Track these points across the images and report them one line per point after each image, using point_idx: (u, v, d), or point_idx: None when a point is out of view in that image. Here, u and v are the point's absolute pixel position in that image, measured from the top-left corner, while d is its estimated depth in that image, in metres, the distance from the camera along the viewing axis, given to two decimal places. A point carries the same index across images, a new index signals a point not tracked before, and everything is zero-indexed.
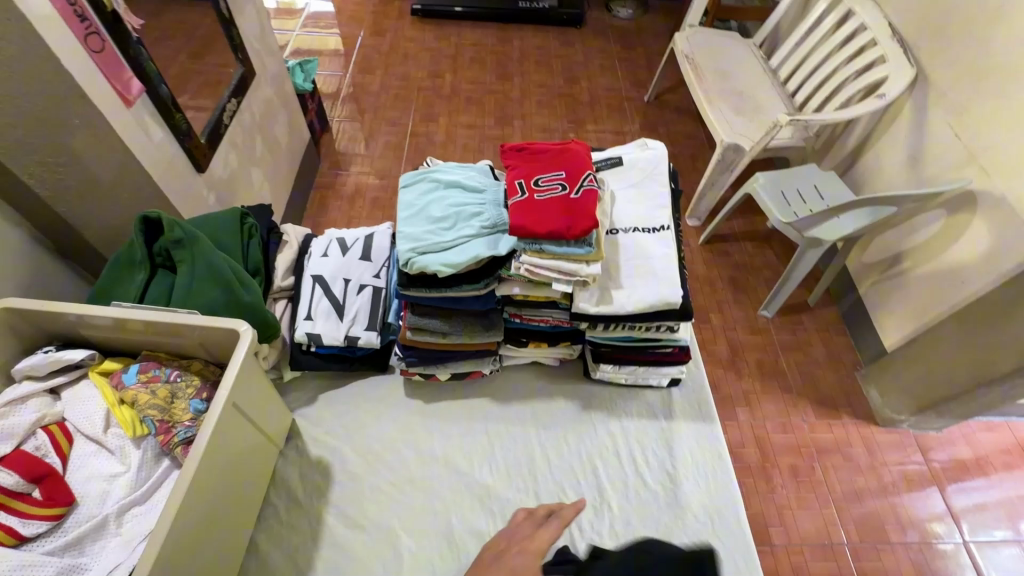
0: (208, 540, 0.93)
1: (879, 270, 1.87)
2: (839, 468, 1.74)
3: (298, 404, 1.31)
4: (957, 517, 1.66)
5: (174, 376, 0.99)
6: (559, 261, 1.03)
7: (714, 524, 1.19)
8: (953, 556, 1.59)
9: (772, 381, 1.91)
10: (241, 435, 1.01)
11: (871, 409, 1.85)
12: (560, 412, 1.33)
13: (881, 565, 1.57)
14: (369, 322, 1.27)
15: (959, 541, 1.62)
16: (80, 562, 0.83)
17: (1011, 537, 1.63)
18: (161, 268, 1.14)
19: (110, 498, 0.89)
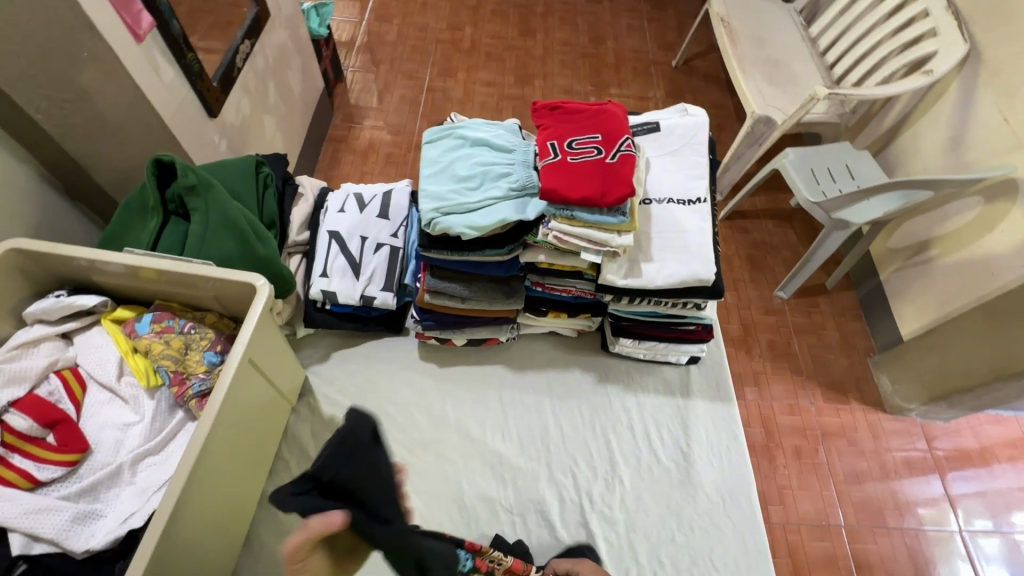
0: (223, 493, 0.93)
1: (903, 256, 1.81)
2: (842, 452, 1.73)
3: (310, 361, 1.29)
4: (954, 504, 1.66)
5: (188, 328, 0.97)
6: (590, 229, 0.98)
7: (726, 504, 1.18)
8: (946, 542, 1.60)
9: (784, 363, 1.88)
10: (255, 391, 0.99)
11: (881, 396, 1.83)
12: (575, 384, 1.31)
13: (875, 548, 1.59)
14: (385, 282, 1.24)
15: (954, 529, 1.62)
16: (95, 508, 0.82)
17: (1005, 527, 1.63)
18: (175, 216, 1.10)
19: (124, 447, 0.88)
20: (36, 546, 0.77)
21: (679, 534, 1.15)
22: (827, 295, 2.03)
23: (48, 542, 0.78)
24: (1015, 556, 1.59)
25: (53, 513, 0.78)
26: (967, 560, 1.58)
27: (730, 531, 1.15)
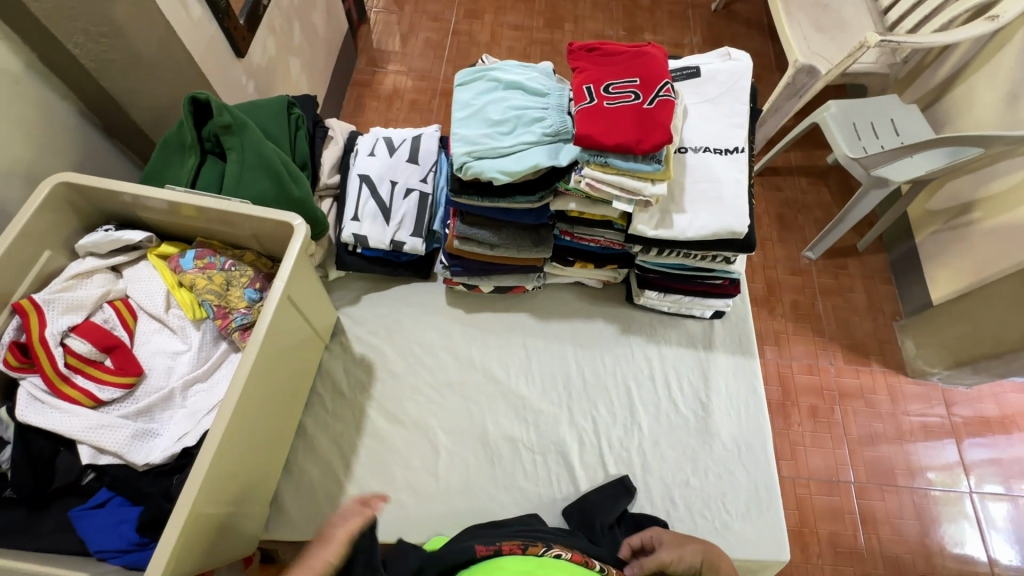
0: (265, 419, 0.99)
1: (943, 218, 1.75)
2: (858, 413, 1.75)
3: (342, 303, 1.33)
4: (968, 468, 1.68)
5: (229, 265, 1.01)
6: (623, 177, 0.97)
7: (740, 453, 1.22)
8: (955, 504, 1.63)
9: (807, 323, 1.88)
10: (294, 327, 1.04)
11: (903, 359, 1.83)
12: (598, 333, 1.33)
13: (883, 504, 1.63)
14: (414, 228, 1.25)
15: (964, 491, 1.65)
16: (152, 427, 0.89)
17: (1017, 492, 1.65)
18: (211, 155, 1.11)
19: (175, 373, 0.94)
20: (102, 457, 0.84)
21: (693, 478, 1.19)
22: (857, 257, 1.98)
23: (113, 454, 0.85)
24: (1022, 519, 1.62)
25: (116, 430, 0.85)
26: (974, 522, 1.61)
27: (743, 479, 1.19)
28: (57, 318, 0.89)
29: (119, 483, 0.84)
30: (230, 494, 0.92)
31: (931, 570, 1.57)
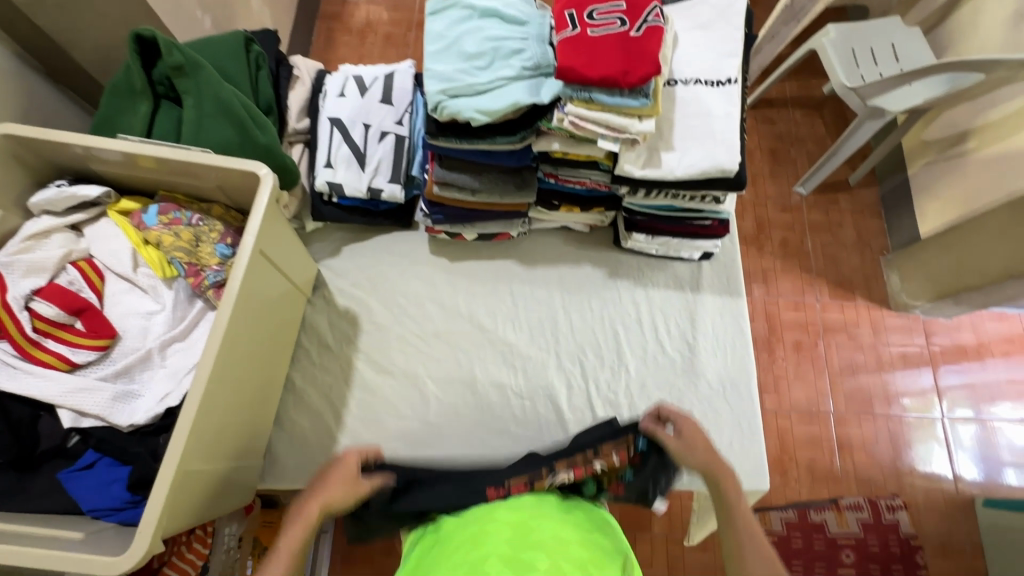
0: (249, 376, 0.98)
1: (938, 148, 1.70)
2: (841, 346, 1.78)
3: (322, 255, 1.29)
4: (941, 393, 1.74)
5: (196, 220, 0.96)
6: (608, 114, 0.91)
7: (725, 391, 1.24)
8: (927, 428, 1.71)
9: (795, 260, 1.87)
10: (271, 283, 1.00)
11: (888, 293, 1.84)
12: (586, 278, 1.32)
13: (859, 431, 1.70)
14: (392, 174, 1.19)
15: (937, 416, 1.72)
16: (133, 388, 0.87)
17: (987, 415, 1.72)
18: (166, 100, 1.03)
19: (151, 334, 0.91)
20: (84, 420, 0.84)
21: None
22: (847, 191, 1.95)
23: (95, 417, 0.84)
24: (989, 439, 1.71)
25: (95, 393, 0.84)
26: (943, 444, 1.70)
27: (727, 416, 1.22)
28: (19, 281, 0.86)
29: (106, 444, 0.83)
30: (219, 450, 0.92)
31: (901, 488, 1.66)
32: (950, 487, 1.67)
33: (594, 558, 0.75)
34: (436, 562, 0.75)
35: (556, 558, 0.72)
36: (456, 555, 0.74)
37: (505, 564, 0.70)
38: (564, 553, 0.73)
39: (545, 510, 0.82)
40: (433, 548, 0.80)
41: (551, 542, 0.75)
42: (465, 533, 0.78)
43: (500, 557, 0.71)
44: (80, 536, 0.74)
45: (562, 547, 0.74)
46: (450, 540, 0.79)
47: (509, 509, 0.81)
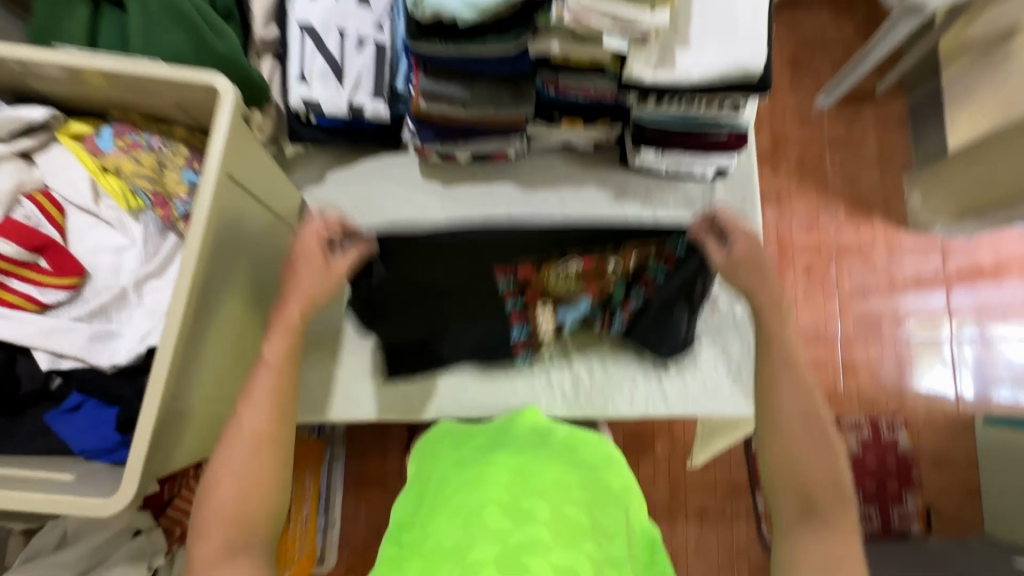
0: (233, 314, 0.92)
1: (978, 50, 1.49)
2: (854, 269, 1.80)
3: (306, 183, 1.20)
4: (953, 313, 1.78)
5: (157, 144, 0.87)
6: (614, 4, 0.79)
7: (736, 318, 1.19)
8: (936, 349, 1.77)
9: (812, 180, 1.83)
10: (246, 213, 0.91)
11: (907, 213, 1.81)
12: (590, 200, 1.23)
13: (866, 352, 1.77)
14: (375, 89, 1.07)
15: (947, 337, 1.77)
16: (111, 328, 0.82)
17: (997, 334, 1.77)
18: (107, 4, 0.90)
19: (124, 271, 0.85)
20: (63, 362, 0.80)
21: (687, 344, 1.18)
22: (873, 102, 1.84)
23: (74, 358, 0.80)
24: (995, 358, 1.76)
25: (70, 334, 0.79)
26: (949, 363, 1.76)
27: (737, 342, 1.18)
28: None
29: (90, 386, 0.80)
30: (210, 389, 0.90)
31: (901, 407, 1.76)
32: (951, 406, 1.76)
33: (593, 499, 0.78)
34: (436, 507, 0.77)
35: (558, 503, 0.73)
36: (455, 500, 0.75)
37: (506, 514, 0.70)
38: (566, 497, 0.75)
39: (542, 455, 0.84)
40: (431, 493, 0.82)
41: (554, 485, 0.76)
42: (464, 477, 0.80)
43: (500, 505, 0.72)
44: (69, 479, 0.73)
45: (564, 491, 0.76)
46: (448, 485, 0.80)
47: (509, 455, 0.83)
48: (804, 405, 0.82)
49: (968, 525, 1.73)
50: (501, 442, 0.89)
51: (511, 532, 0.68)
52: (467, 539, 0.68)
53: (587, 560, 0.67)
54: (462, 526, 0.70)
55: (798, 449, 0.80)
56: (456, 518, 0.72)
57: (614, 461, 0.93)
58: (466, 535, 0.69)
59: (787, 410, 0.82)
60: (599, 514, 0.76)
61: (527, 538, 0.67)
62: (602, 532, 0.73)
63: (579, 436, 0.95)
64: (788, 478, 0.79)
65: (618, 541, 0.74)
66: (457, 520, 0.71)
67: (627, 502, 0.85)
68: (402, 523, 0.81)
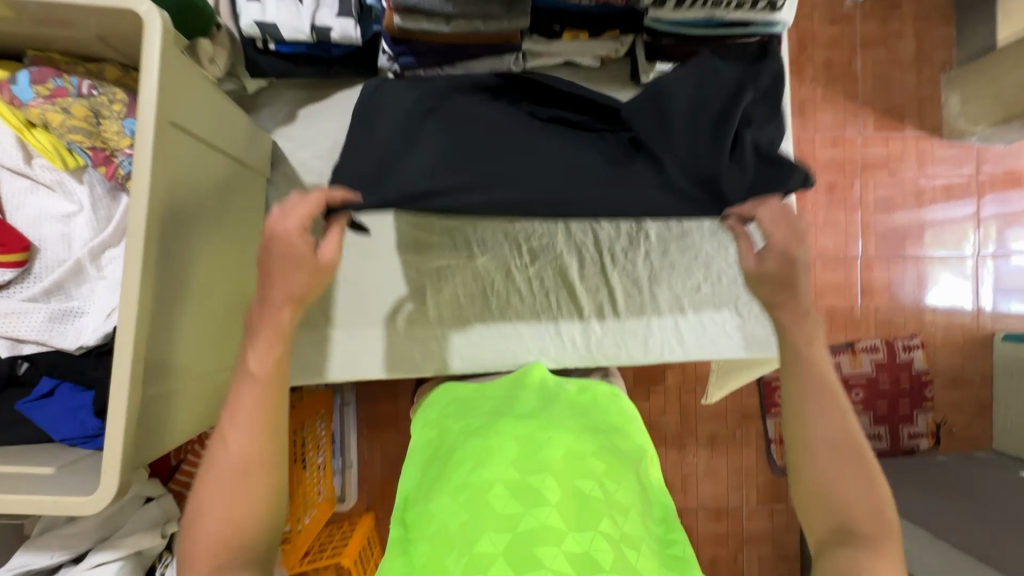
0: (208, 284, 0.82)
1: None
2: (879, 182, 1.77)
3: (275, 124, 1.06)
4: (981, 225, 1.78)
5: (87, 89, 0.73)
6: None
7: None
8: (961, 266, 1.78)
9: (840, 87, 1.76)
10: (203, 164, 0.78)
11: (942, 120, 1.77)
12: None
13: (888, 270, 1.77)
14: (340, 6, 0.91)
15: (970, 256, 1.78)
16: (73, 306, 0.75)
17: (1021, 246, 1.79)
18: None
19: (76, 241, 0.76)
20: (24, 347, 0.73)
21: (706, 284, 1.09)
22: None
23: (35, 342, 0.73)
24: (1015, 270, 1.79)
25: (27, 316, 0.72)
26: (972, 279, 1.79)
27: None
28: None
29: (60, 370, 0.74)
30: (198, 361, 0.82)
31: (920, 328, 1.79)
32: (968, 319, 1.80)
33: (606, 465, 0.76)
34: (440, 483, 0.76)
35: (567, 478, 0.71)
36: (461, 472, 0.74)
37: (514, 499, 0.69)
38: (575, 468, 0.73)
39: (550, 421, 0.82)
40: (436, 468, 0.80)
41: (562, 457, 0.74)
42: (469, 450, 0.77)
43: (506, 487, 0.70)
44: (51, 472, 0.67)
45: (573, 462, 0.74)
46: (451, 461, 0.78)
47: (514, 424, 0.80)
48: (843, 429, 0.64)
49: (979, 436, 1.80)
50: (505, 409, 0.87)
51: (521, 518, 0.66)
52: (476, 526, 0.66)
53: (603, 539, 0.65)
54: (468, 510, 0.68)
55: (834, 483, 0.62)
56: (461, 496, 0.71)
57: (622, 420, 0.91)
58: (473, 523, 0.67)
59: (825, 452, 0.63)
60: (611, 485, 0.73)
61: (538, 523, 0.65)
62: (615, 505, 0.70)
63: (590, 395, 0.94)
64: (821, 509, 0.62)
65: (633, 511, 0.72)
66: (463, 502, 0.70)
67: (639, 463, 0.83)
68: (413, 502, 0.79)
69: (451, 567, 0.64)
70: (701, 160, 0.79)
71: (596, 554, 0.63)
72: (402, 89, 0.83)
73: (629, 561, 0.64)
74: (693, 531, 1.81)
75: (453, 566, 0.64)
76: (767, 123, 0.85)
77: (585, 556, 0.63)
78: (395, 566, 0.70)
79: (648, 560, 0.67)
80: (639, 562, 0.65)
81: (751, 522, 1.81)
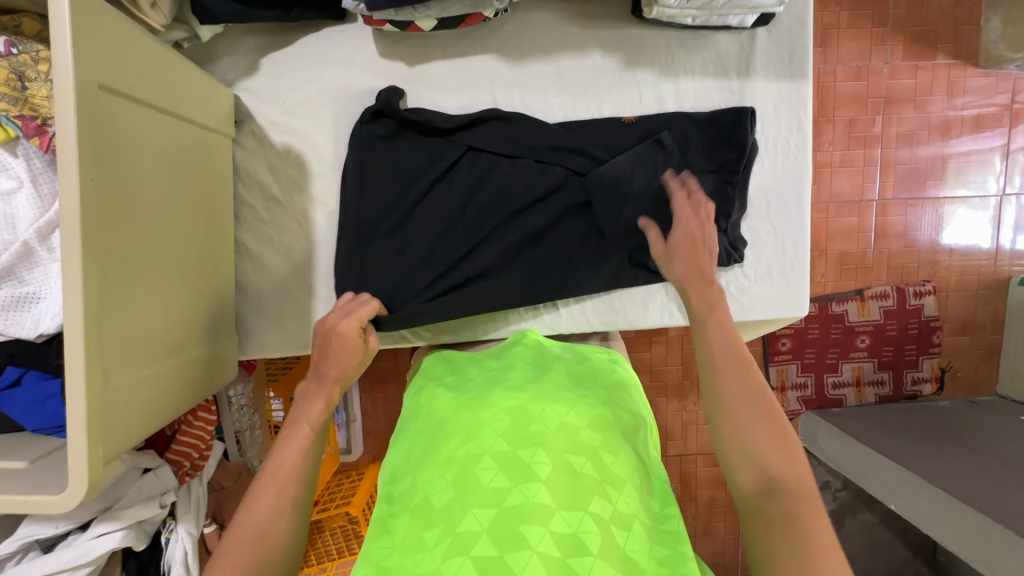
0: (165, 254, 0.76)
1: None
2: (903, 117, 1.64)
3: (236, 76, 0.95)
4: (1010, 162, 1.66)
5: (4, 45, 0.65)
6: None
7: (769, 209, 1.01)
8: (983, 207, 1.68)
9: (868, 10, 1.58)
10: (145, 129, 0.70)
11: (979, 45, 1.60)
12: (593, 72, 0.97)
13: (905, 213, 1.68)
14: None
15: (995, 196, 1.68)
16: (27, 291, 0.70)
17: None
18: None
19: (19, 221, 0.70)
20: None
21: None
22: None
23: None
24: None
25: None
26: (995, 221, 1.69)
27: (768, 238, 1.02)
28: None
29: (22, 358, 0.70)
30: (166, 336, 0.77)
31: (934, 274, 1.71)
32: (984, 261, 1.71)
33: (604, 438, 0.69)
34: (425, 455, 0.71)
35: (561, 452, 0.65)
36: (447, 448, 0.69)
37: (501, 474, 0.63)
38: (571, 440, 0.67)
39: (544, 390, 0.75)
40: (422, 437, 0.75)
41: (556, 428, 0.68)
42: (459, 421, 0.72)
43: (495, 461, 0.65)
44: (23, 466, 0.65)
45: (569, 434, 0.68)
46: (439, 430, 0.73)
47: (507, 394, 0.74)
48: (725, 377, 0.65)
49: (982, 382, 1.76)
50: (499, 377, 0.81)
51: (509, 493, 0.61)
52: (461, 502, 0.62)
53: (592, 520, 0.60)
54: (454, 486, 0.64)
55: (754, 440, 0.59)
56: (448, 471, 0.66)
57: (623, 389, 0.84)
58: (458, 500, 0.62)
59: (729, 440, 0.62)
60: (609, 460, 0.67)
61: (526, 500, 0.60)
62: (612, 480, 0.65)
63: (588, 364, 0.87)
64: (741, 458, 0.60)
65: (631, 486, 0.66)
66: (448, 478, 0.65)
67: (640, 436, 0.76)
68: (395, 467, 0.75)
69: (429, 543, 0.61)
70: (643, 236, 0.96)
71: (584, 537, 0.58)
72: (385, 177, 0.96)
73: (617, 542, 0.59)
74: (691, 475, 1.84)
75: (433, 542, 0.60)
76: (713, 177, 0.97)
77: (574, 538, 0.58)
78: (370, 541, 0.66)
79: (641, 540, 0.61)
80: (631, 544, 0.60)
81: None
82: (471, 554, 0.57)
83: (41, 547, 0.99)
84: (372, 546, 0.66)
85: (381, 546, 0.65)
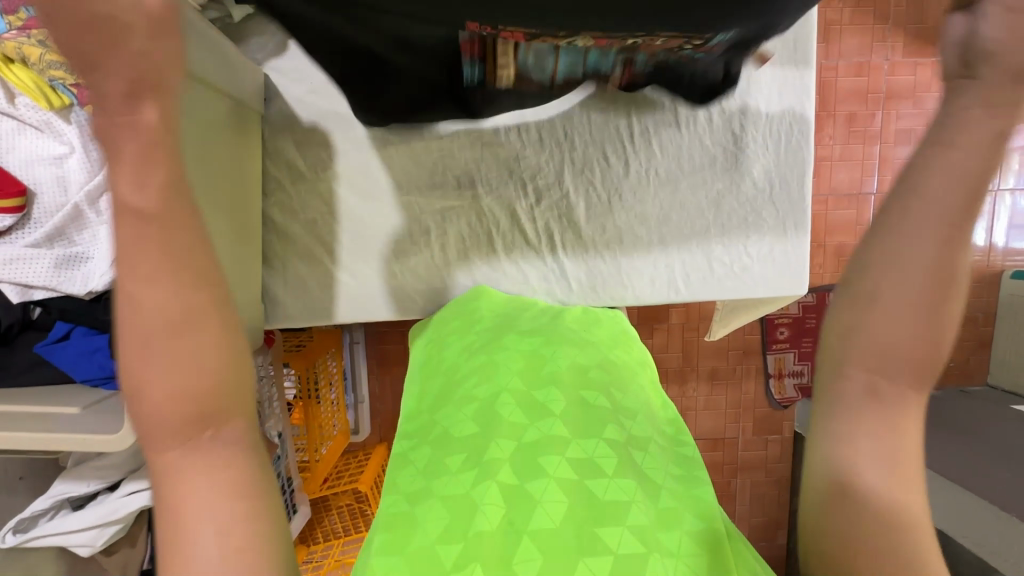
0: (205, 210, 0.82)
1: None
2: (902, 111, 1.69)
3: (265, 56, 1.00)
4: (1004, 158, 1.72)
5: None
6: None
7: (773, 191, 1.06)
8: None
9: (869, 7, 1.63)
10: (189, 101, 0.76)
11: None
12: None
13: None
14: None
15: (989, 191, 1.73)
16: (77, 251, 0.74)
17: None
18: None
19: (70, 184, 0.74)
20: (34, 293, 0.74)
21: (715, 225, 1.07)
22: None
23: (43, 288, 0.73)
24: None
25: (33, 263, 0.72)
26: (989, 216, 1.74)
27: (773, 220, 1.07)
28: None
29: (72, 314, 0.76)
30: None
31: None
32: (978, 255, 1.76)
33: (612, 376, 0.75)
34: (443, 396, 0.76)
35: (573, 389, 0.70)
36: (465, 388, 0.74)
37: (520, 409, 0.67)
38: (584, 380, 0.72)
39: (556, 336, 0.81)
40: (438, 379, 0.80)
41: (568, 370, 0.73)
42: (474, 364, 0.78)
43: (513, 397, 0.68)
44: (76, 412, 0.70)
45: (580, 373, 0.73)
46: (454, 373, 0.78)
47: (519, 340, 0.80)
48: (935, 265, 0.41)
49: (974, 372, 1.81)
50: (508, 325, 0.87)
51: (527, 428, 0.64)
52: (482, 433, 0.65)
53: (607, 445, 0.63)
54: (475, 421, 0.67)
55: (890, 372, 0.43)
56: (468, 404, 0.71)
57: (624, 336, 0.91)
58: (480, 432, 0.65)
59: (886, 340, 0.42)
60: (618, 395, 0.72)
61: (544, 433, 0.63)
62: (623, 411, 0.70)
63: (593, 315, 0.94)
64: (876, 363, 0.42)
65: (641, 416, 0.71)
66: (469, 413, 0.69)
67: (647, 379, 0.82)
68: (413, 412, 0.78)
69: (451, 468, 0.63)
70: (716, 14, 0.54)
71: (599, 460, 0.61)
72: None
73: (636, 463, 0.63)
74: None
75: (452, 467, 0.63)
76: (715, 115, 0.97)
77: (588, 460, 0.60)
78: (392, 472, 0.69)
79: (656, 459, 0.65)
80: (647, 464, 0.64)
81: (747, 449, 1.89)
82: (496, 478, 0.59)
83: (72, 505, 1.02)
84: (396, 478, 0.67)
85: (403, 475, 0.67)
